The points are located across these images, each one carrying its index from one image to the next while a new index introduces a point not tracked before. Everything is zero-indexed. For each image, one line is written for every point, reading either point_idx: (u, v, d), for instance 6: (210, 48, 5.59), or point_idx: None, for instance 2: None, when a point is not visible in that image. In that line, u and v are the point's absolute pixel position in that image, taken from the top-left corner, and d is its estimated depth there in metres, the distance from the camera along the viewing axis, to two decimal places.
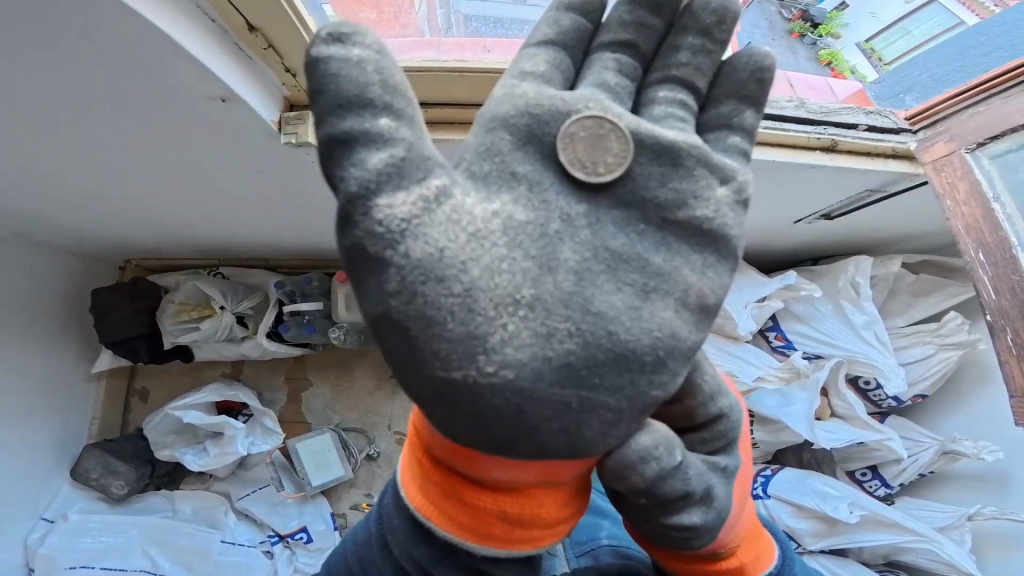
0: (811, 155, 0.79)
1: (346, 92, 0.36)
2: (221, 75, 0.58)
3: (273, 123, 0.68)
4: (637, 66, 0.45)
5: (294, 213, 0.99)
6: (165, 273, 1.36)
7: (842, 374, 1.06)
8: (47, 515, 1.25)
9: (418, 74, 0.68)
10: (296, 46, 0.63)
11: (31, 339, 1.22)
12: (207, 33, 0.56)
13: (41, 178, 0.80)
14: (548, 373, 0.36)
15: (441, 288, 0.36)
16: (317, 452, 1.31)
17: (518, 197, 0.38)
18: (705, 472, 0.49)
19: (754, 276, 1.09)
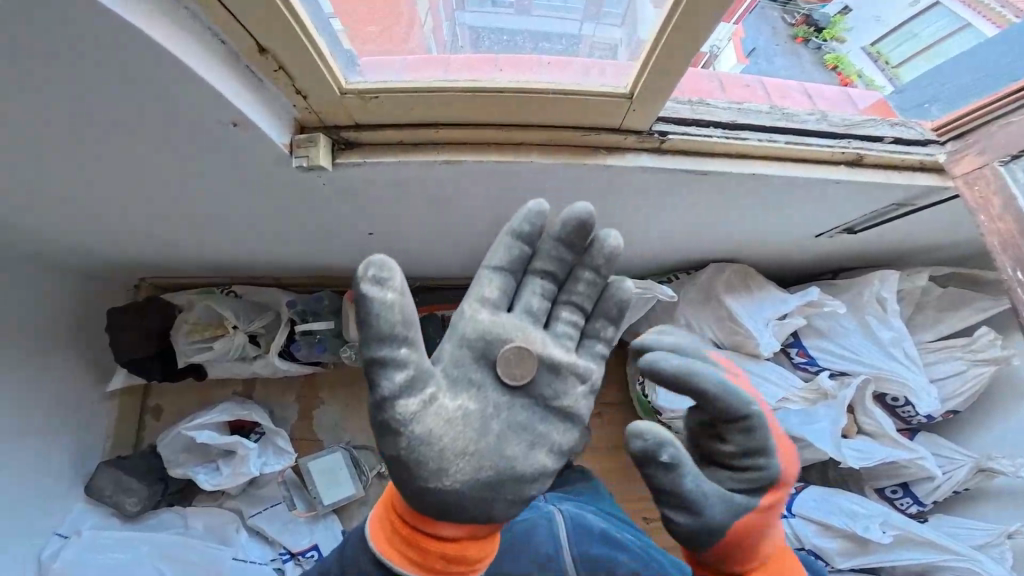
0: (833, 168, 0.77)
1: (382, 328, 0.50)
2: (230, 96, 0.57)
3: (285, 146, 0.69)
4: (549, 288, 0.59)
5: (304, 233, 0.98)
6: (179, 292, 1.35)
7: (870, 391, 1.02)
8: (61, 531, 1.24)
9: (430, 93, 0.66)
10: (308, 74, 0.62)
11: (45, 356, 1.23)
12: (215, 56, 0.56)
13: (57, 197, 0.81)
14: (477, 488, 0.54)
15: (425, 446, 0.53)
16: (327, 470, 1.31)
17: (476, 393, 0.55)
18: None
19: (773, 292, 1.06)
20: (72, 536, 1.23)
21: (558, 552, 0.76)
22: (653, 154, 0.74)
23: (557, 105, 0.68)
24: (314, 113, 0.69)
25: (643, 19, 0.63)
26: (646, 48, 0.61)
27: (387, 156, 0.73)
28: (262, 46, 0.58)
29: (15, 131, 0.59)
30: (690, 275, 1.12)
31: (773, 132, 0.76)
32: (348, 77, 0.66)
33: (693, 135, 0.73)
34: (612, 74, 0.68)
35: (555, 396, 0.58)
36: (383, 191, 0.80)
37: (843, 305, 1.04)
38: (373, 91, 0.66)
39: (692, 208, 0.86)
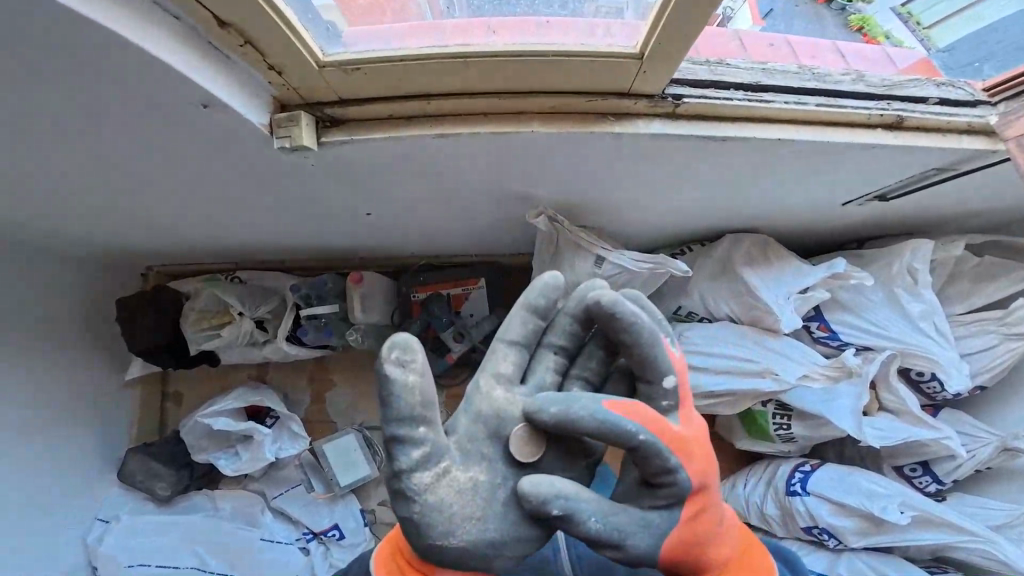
0: (871, 133, 0.71)
1: (403, 410, 0.52)
2: (183, 70, 0.52)
3: (263, 127, 0.63)
4: (563, 362, 0.59)
5: (308, 216, 0.96)
6: (185, 280, 1.33)
7: (896, 366, 1.00)
8: (102, 515, 1.30)
9: (417, 63, 0.59)
10: (280, 46, 0.55)
11: (63, 347, 1.25)
12: (161, 25, 0.50)
13: (63, 191, 0.79)
14: (482, 550, 0.54)
15: (435, 517, 0.52)
16: (341, 452, 1.32)
17: (488, 466, 0.54)
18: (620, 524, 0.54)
19: (796, 264, 1.00)
20: (112, 521, 1.29)
21: (555, 559, 0.66)
22: (666, 120, 0.67)
23: (561, 70, 0.61)
24: (293, 90, 0.62)
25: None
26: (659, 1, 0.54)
27: (378, 133, 0.66)
28: (221, 18, 0.52)
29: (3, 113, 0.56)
30: (704, 246, 1.07)
31: (803, 94, 0.69)
32: (326, 50, 0.59)
33: (712, 99, 0.67)
34: (622, 33, 0.61)
35: (567, 468, 0.57)
36: (384, 172, 0.77)
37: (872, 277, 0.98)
38: (355, 63, 0.59)
39: (709, 178, 0.81)
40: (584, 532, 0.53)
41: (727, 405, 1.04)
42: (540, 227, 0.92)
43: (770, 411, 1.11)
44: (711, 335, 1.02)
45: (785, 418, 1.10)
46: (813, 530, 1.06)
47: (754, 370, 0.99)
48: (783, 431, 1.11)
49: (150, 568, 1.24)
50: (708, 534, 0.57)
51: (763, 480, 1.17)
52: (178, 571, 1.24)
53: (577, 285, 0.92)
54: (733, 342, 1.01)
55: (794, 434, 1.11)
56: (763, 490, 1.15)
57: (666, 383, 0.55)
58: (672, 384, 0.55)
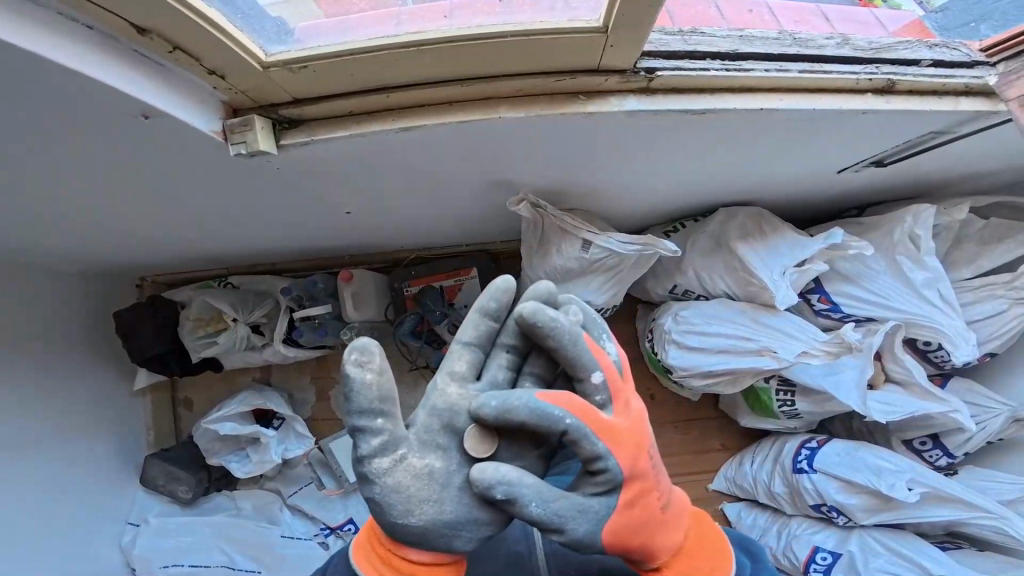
0: (861, 99, 0.66)
1: (361, 403, 0.51)
2: (106, 80, 0.50)
3: (217, 135, 0.61)
4: (515, 359, 0.57)
5: (291, 218, 0.94)
6: (179, 288, 1.35)
7: (899, 337, 0.97)
8: (131, 519, 1.35)
9: (364, 56, 0.57)
10: (213, 50, 0.53)
11: (70, 360, 1.27)
12: (70, 35, 0.47)
13: (45, 208, 0.79)
14: (437, 528, 0.53)
15: (393, 501, 0.52)
16: (348, 450, 1.35)
17: (443, 455, 0.53)
18: (561, 509, 0.53)
19: (791, 237, 0.95)
20: (141, 524, 1.34)
21: (531, 553, 0.67)
22: (641, 96, 0.64)
23: (519, 51, 0.58)
24: (241, 93, 0.60)
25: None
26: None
27: (340, 131, 0.64)
28: (139, 27, 0.50)
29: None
30: (698, 221, 1.03)
31: (785, 61, 0.66)
32: (267, 50, 0.57)
33: (688, 70, 0.63)
34: (586, 5, 0.58)
35: (524, 458, 0.56)
36: (354, 171, 0.75)
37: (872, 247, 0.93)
38: (301, 61, 0.57)
39: (694, 155, 0.78)
40: (540, 524, 0.53)
41: (727, 383, 1.03)
42: (523, 214, 0.89)
43: (774, 388, 1.09)
44: (708, 315, 0.99)
45: (789, 394, 1.09)
46: (821, 507, 1.05)
47: (752, 349, 0.96)
48: (787, 408, 1.09)
49: (182, 566, 1.29)
50: (651, 518, 0.57)
51: (771, 456, 1.16)
52: (209, 569, 1.29)
53: (567, 269, 0.90)
54: (729, 321, 0.98)
55: (800, 411, 1.09)
56: (770, 468, 1.14)
57: (593, 378, 0.55)
58: (600, 379, 0.55)
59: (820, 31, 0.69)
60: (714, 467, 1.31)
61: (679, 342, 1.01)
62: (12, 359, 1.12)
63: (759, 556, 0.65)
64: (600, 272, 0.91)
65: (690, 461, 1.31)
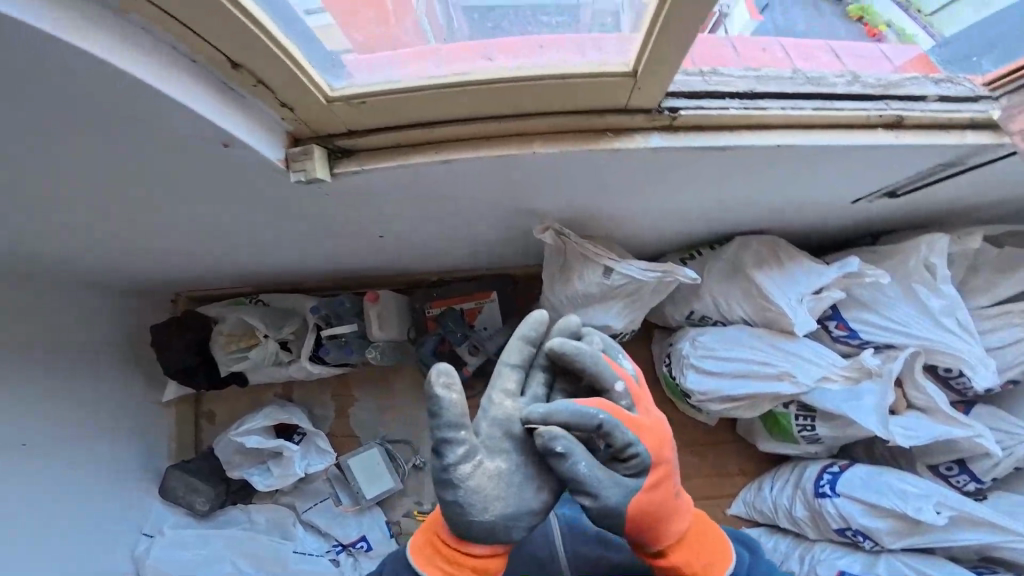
0: (872, 137, 0.70)
1: (447, 418, 0.55)
2: (198, 108, 0.56)
3: (280, 162, 0.67)
4: (550, 377, 0.62)
5: (324, 240, 1.00)
6: (211, 304, 1.40)
7: (919, 365, 0.98)
8: (147, 529, 1.37)
9: (414, 95, 0.62)
10: (287, 82, 0.59)
11: (104, 370, 1.32)
12: (176, 68, 0.53)
13: (100, 226, 0.85)
14: (503, 522, 0.57)
15: (473, 501, 0.56)
16: (366, 466, 1.38)
17: (510, 457, 0.58)
18: (596, 475, 0.57)
19: (807, 263, 0.97)
20: (157, 535, 1.36)
21: (549, 558, 0.74)
22: (663, 133, 0.69)
23: (556, 92, 0.63)
24: (304, 124, 0.66)
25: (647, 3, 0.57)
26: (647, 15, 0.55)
27: (385, 161, 0.70)
28: (232, 61, 0.56)
29: (45, 158, 0.61)
30: (714, 250, 1.06)
31: (798, 99, 0.70)
32: (332, 84, 0.63)
33: (708, 109, 0.67)
34: (614, 46, 0.62)
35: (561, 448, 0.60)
36: (390, 198, 0.81)
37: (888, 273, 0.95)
38: (360, 96, 0.62)
39: (712, 186, 0.82)
40: (575, 487, 0.57)
41: (745, 408, 1.04)
42: (547, 240, 0.94)
43: (793, 413, 1.09)
44: (727, 339, 1.01)
45: (808, 419, 1.09)
46: (845, 531, 1.04)
47: (770, 373, 0.98)
48: (807, 433, 1.09)
49: None
50: (669, 506, 0.61)
51: (791, 481, 1.15)
52: None
53: (589, 294, 0.94)
54: (748, 346, 0.99)
55: (819, 436, 1.10)
56: (791, 492, 1.13)
57: (618, 388, 0.59)
58: (622, 388, 0.59)
59: (830, 69, 0.72)
60: (730, 492, 1.30)
61: (697, 365, 1.03)
62: (46, 367, 1.17)
63: (752, 543, 0.71)
64: (621, 298, 0.95)
65: (706, 485, 1.30)
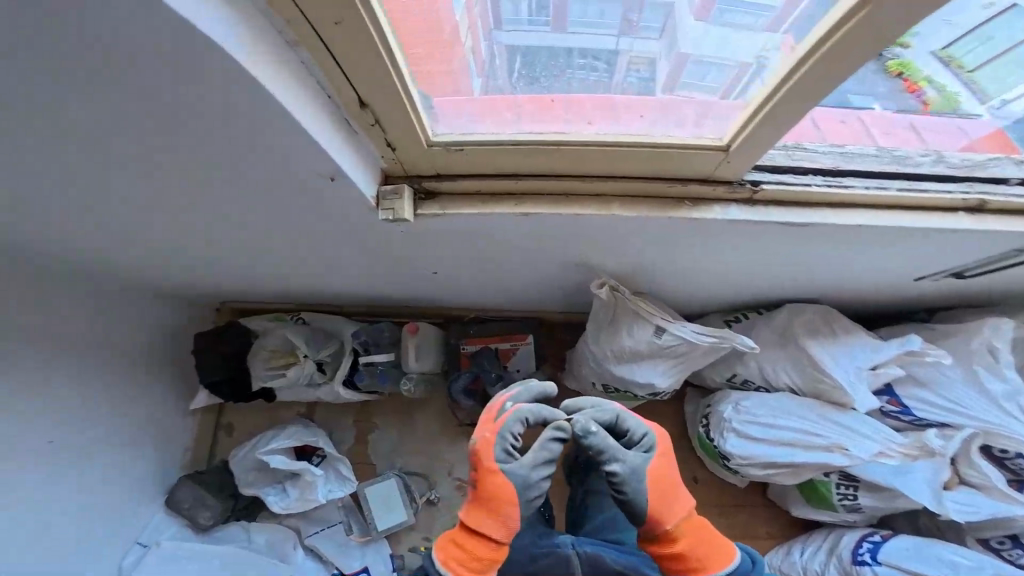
0: (938, 215, 0.73)
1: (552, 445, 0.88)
2: (326, 149, 0.58)
3: (372, 200, 0.70)
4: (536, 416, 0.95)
5: (372, 270, 1.03)
6: (254, 317, 1.43)
7: (977, 445, 0.95)
8: (142, 540, 1.35)
9: (506, 149, 0.65)
10: (401, 124, 0.61)
11: (140, 375, 1.35)
12: (317, 104, 0.55)
13: (166, 241, 0.89)
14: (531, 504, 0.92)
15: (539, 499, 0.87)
16: (382, 496, 1.36)
17: None
18: (618, 449, 0.83)
19: (865, 339, 0.98)
20: (152, 546, 1.33)
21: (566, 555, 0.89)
22: (741, 205, 0.72)
23: (649, 159, 0.66)
24: (399, 163, 0.69)
25: (755, 63, 0.57)
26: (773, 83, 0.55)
27: (466, 207, 0.72)
28: (362, 100, 0.58)
29: (143, 179, 0.65)
30: (762, 314, 1.07)
31: (882, 178, 0.72)
32: (434, 129, 0.65)
33: (790, 185, 0.71)
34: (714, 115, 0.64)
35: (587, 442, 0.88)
36: (451, 240, 0.84)
37: (951, 356, 0.94)
38: (458, 145, 0.65)
39: (769, 251, 0.83)
40: (605, 454, 0.83)
41: (788, 475, 1.01)
42: (602, 296, 0.95)
43: (834, 481, 1.05)
44: (771, 406, 1.01)
45: (851, 488, 1.05)
46: None
47: (821, 444, 0.97)
48: (848, 502, 1.05)
49: None
50: (675, 484, 0.86)
51: (824, 548, 1.09)
52: None
53: (635, 352, 0.95)
54: (798, 414, 0.99)
55: (861, 504, 1.06)
56: (824, 558, 1.07)
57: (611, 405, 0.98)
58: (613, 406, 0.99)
59: (915, 146, 0.72)
60: None
61: (739, 430, 1.02)
62: (85, 367, 1.19)
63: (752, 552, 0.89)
64: (667, 357, 0.95)
65: None
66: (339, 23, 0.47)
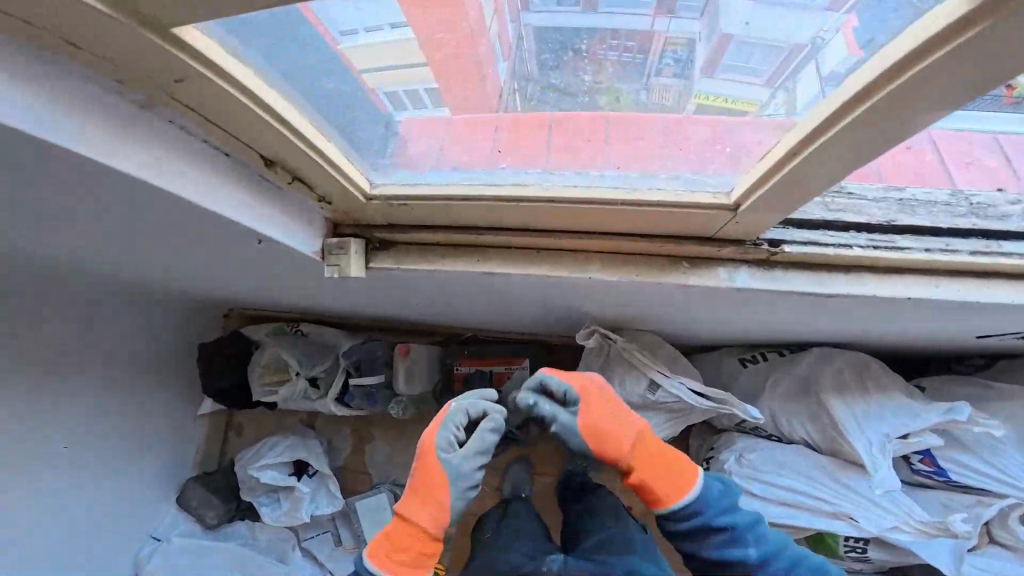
0: (964, 283, 0.65)
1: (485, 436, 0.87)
2: (233, 217, 0.56)
3: (315, 255, 0.70)
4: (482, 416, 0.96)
5: (358, 295, 1.00)
6: (255, 326, 1.44)
7: (1016, 513, 0.86)
8: (156, 534, 1.41)
9: (456, 204, 0.64)
10: (314, 171, 0.57)
11: (150, 380, 1.39)
12: (213, 168, 0.53)
13: (149, 268, 0.87)
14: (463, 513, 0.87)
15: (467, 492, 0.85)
16: (373, 511, 1.36)
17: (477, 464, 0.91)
18: (550, 411, 0.85)
19: (902, 402, 0.90)
20: (164, 540, 1.40)
21: None
22: (753, 268, 0.68)
23: (640, 218, 0.63)
24: (342, 214, 0.69)
25: (812, 44, 0.44)
26: (793, 140, 0.48)
27: (418, 261, 0.73)
28: (266, 157, 0.55)
29: (97, 226, 0.62)
30: (784, 357, 1.00)
31: (953, 238, 0.63)
32: (372, 179, 0.64)
33: (819, 246, 0.64)
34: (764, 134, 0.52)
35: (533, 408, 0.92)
36: (430, 281, 0.80)
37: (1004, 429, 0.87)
38: (401, 199, 0.64)
39: (778, 302, 0.74)
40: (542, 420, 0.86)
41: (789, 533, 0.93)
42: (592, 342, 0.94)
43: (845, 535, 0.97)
44: (777, 460, 0.93)
45: (862, 542, 0.98)
46: None
47: (827, 509, 0.88)
48: (856, 554, 0.99)
49: None
50: (613, 428, 0.83)
51: None
52: None
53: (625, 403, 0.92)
54: (804, 472, 0.91)
55: (871, 555, 0.99)
56: None
57: None
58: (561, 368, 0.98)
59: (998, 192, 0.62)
60: None
61: (740, 485, 0.94)
62: (94, 378, 1.23)
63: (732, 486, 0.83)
64: (662, 412, 0.91)
65: None
66: (181, 80, 0.42)
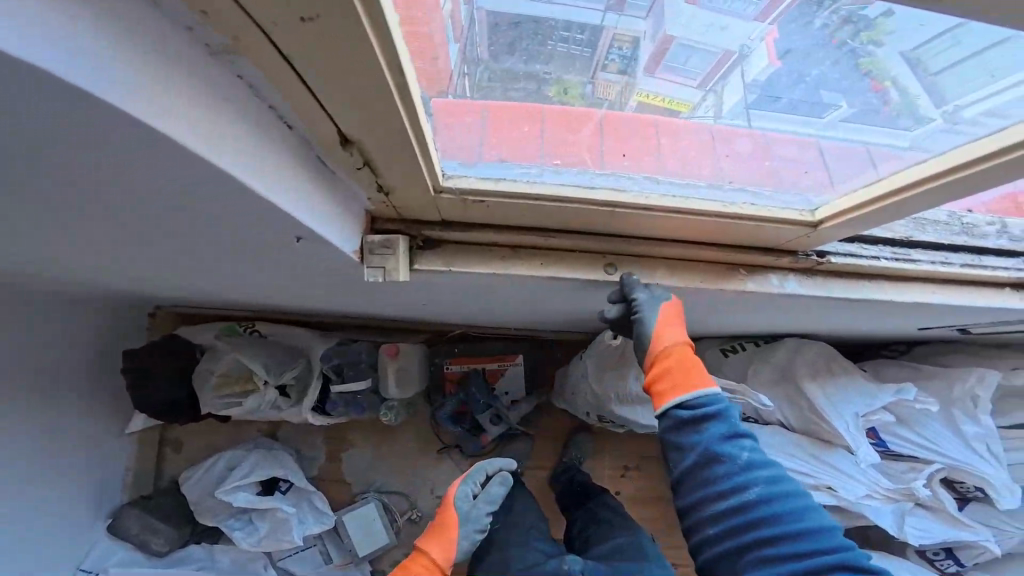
0: (940, 288, 0.76)
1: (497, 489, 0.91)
2: (287, 209, 0.44)
3: (356, 255, 0.61)
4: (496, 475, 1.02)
5: (344, 297, 0.91)
6: (200, 330, 1.28)
7: (937, 475, 1.03)
8: (85, 566, 1.21)
9: (538, 205, 0.60)
10: (394, 159, 0.49)
11: (69, 395, 1.17)
12: (277, 144, 0.42)
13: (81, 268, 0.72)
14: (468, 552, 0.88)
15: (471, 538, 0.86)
16: (361, 523, 1.29)
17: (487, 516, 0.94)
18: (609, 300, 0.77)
19: (863, 383, 1.02)
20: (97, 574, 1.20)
21: None
22: (801, 276, 0.75)
23: (726, 231, 0.67)
24: (391, 207, 0.60)
25: (738, 52, 0.50)
26: (927, 172, 0.52)
27: (474, 264, 0.68)
28: (344, 135, 0.45)
29: None
30: (759, 347, 1.10)
31: (949, 252, 0.73)
32: (445, 170, 0.57)
33: (859, 258, 0.72)
34: (836, 171, 0.61)
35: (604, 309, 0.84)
36: (450, 284, 0.75)
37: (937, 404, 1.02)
38: (477, 194, 0.58)
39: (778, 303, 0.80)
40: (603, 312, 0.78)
41: None
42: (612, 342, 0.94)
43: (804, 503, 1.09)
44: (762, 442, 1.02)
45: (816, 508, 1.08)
46: None
47: (809, 483, 1.00)
48: None
49: None
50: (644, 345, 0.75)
51: None
52: None
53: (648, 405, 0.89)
54: (787, 453, 1.01)
55: None
56: None
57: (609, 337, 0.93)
58: None
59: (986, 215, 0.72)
60: None
61: None
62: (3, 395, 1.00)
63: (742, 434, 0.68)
64: None
65: None
66: (311, 19, 0.32)
